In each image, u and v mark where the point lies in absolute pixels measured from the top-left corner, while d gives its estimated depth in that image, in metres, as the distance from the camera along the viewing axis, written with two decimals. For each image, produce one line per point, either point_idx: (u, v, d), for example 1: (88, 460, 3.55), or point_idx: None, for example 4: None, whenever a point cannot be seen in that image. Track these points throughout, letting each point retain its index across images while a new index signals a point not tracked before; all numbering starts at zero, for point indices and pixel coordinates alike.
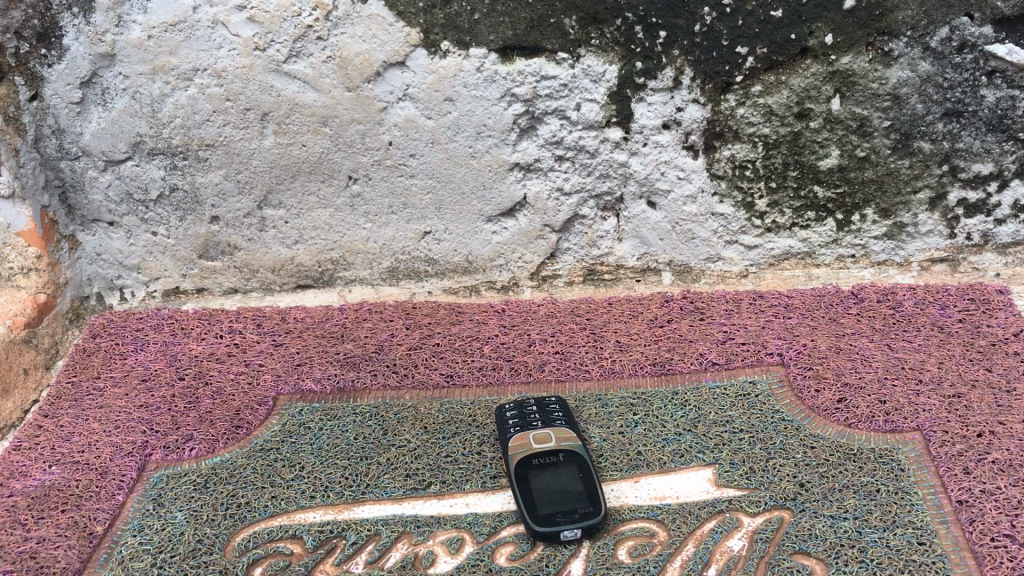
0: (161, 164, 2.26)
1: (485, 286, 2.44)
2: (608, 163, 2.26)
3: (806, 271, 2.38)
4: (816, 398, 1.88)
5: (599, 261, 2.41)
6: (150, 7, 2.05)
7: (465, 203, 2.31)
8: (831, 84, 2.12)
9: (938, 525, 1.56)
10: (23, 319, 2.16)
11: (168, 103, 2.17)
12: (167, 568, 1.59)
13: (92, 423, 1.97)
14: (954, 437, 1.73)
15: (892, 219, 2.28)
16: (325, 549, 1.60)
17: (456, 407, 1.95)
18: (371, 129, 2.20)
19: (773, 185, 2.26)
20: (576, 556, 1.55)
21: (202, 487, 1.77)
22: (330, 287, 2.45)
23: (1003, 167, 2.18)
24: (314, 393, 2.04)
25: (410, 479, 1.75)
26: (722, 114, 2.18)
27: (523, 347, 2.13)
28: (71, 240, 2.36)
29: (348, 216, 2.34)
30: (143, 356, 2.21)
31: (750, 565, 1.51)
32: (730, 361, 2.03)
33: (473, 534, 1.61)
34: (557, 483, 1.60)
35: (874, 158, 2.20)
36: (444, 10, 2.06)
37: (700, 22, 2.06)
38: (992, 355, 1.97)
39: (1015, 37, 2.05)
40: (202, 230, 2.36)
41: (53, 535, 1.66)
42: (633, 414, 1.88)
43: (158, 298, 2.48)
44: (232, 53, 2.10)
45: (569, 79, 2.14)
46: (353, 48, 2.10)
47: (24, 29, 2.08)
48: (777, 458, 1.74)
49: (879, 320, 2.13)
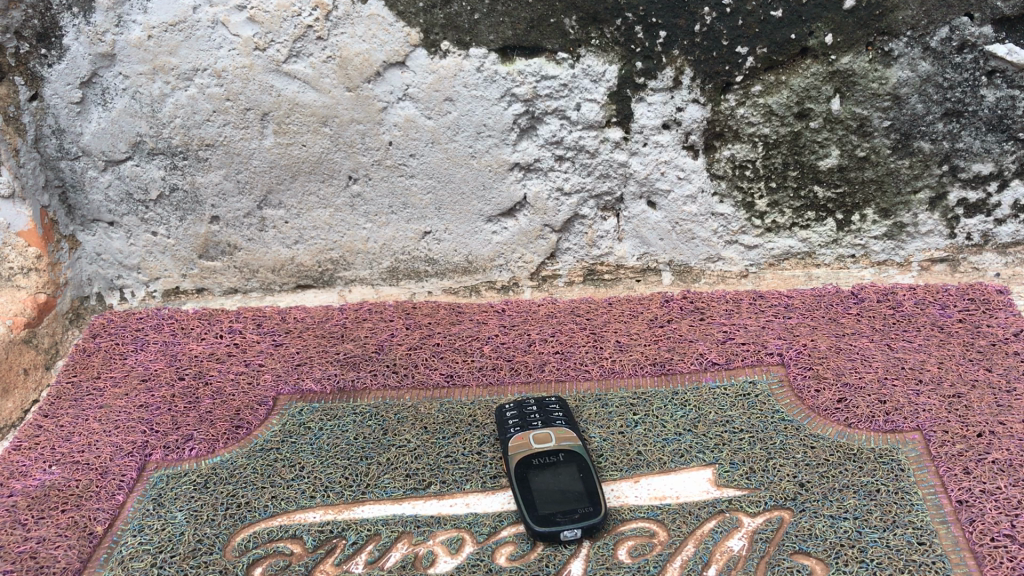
0: (161, 164, 2.26)
1: (485, 286, 2.44)
2: (608, 163, 2.26)
3: (806, 271, 2.38)
4: (816, 398, 1.88)
5: (599, 261, 2.41)
6: (150, 7, 2.05)
7: (465, 203, 2.31)
8: (831, 84, 2.12)
9: (938, 525, 1.56)
10: (23, 319, 2.16)
11: (168, 103, 2.17)
12: (167, 568, 1.59)
13: (92, 424, 1.97)
14: (954, 437, 1.73)
15: (892, 219, 2.28)
16: (325, 549, 1.60)
17: (456, 407, 1.95)
18: (371, 129, 2.20)
19: (773, 185, 2.26)
20: (576, 556, 1.55)
21: (202, 487, 1.77)
22: (330, 287, 2.45)
23: (1004, 167, 2.18)
24: (314, 393, 2.04)
25: (410, 479, 1.75)
26: (722, 114, 2.18)
27: (523, 347, 2.13)
28: (71, 240, 2.36)
29: (348, 216, 2.34)
30: (144, 356, 2.21)
31: (750, 565, 1.51)
32: (730, 361, 2.03)
33: (473, 534, 1.61)
34: (557, 483, 1.60)
35: (874, 158, 2.20)
36: (444, 10, 2.06)
37: (700, 22, 2.06)
38: (992, 355, 1.97)
39: (1015, 37, 2.05)
40: (202, 230, 2.36)
41: (54, 535, 1.66)
42: (633, 414, 1.88)
43: (158, 298, 2.48)
44: (232, 53, 2.10)
45: (569, 79, 2.14)
46: (353, 48, 2.10)
47: (24, 30, 2.08)
48: (777, 458, 1.74)
49: (879, 320, 2.13)
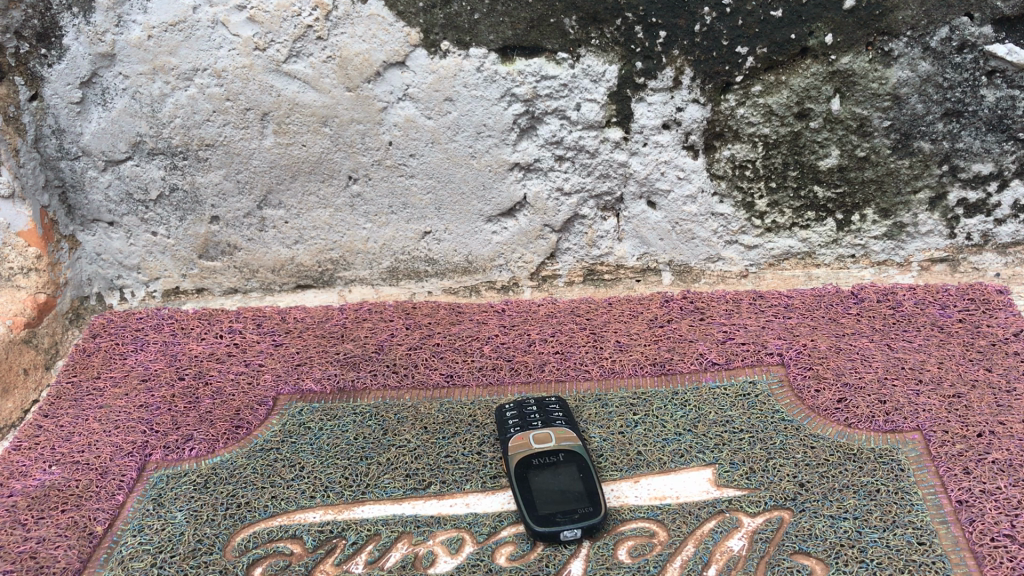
0: (161, 164, 2.26)
1: (485, 286, 2.44)
2: (608, 163, 2.26)
3: (806, 271, 2.38)
4: (816, 398, 1.88)
5: (599, 261, 2.41)
6: (150, 7, 2.05)
7: (465, 202, 2.31)
8: (831, 84, 2.12)
9: (938, 525, 1.56)
10: (23, 319, 2.16)
11: (168, 103, 2.17)
12: (167, 568, 1.59)
13: (92, 424, 1.97)
14: (954, 437, 1.73)
15: (891, 219, 2.28)
16: (325, 549, 1.60)
17: (456, 407, 1.95)
18: (371, 129, 2.20)
19: (773, 184, 2.26)
20: (576, 556, 1.55)
21: (203, 487, 1.77)
22: (329, 287, 2.45)
23: (1003, 167, 2.18)
24: (314, 393, 2.04)
25: (410, 479, 1.75)
26: (722, 114, 2.18)
27: (523, 347, 2.13)
28: (71, 240, 2.36)
29: (348, 216, 2.34)
30: (144, 356, 2.21)
31: (750, 565, 1.51)
32: (730, 361, 2.03)
33: (473, 534, 1.61)
34: (557, 483, 1.60)
35: (874, 158, 2.20)
36: (444, 10, 2.06)
37: (700, 22, 2.06)
38: (992, 355, 1.97)
39: (1015, 37, 2.05)
40: (202, 230, 2.36)
41: (54, 535, 1.66)
42: (633, 414, 1.88)
43: (158, 298, 2.48)
44: (232, 53, 2.10)
45: (569, 79, 2.14)
46: (353, 48, 2.10)
47: (24, 29, 2.08)
48: (777, 458, 1.74)
49: (879, 321, 2.13)
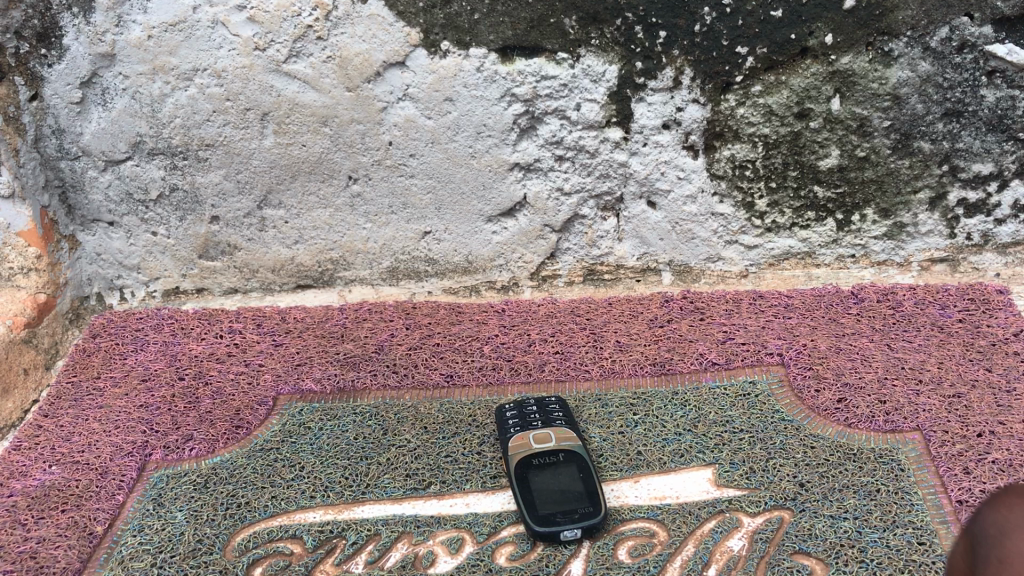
0: (161, 163, 2.26)
1: (485, 286, 2.44)
2: (608, 163, 2.26)
3: (806, 271, 2.38)
4: (816, 398, 1.88)
5: (599, 261, 2.41)
6: (150, 7, 2.05)
7: (465, 202, 2.31)
8: (831, 84, 2.12)
9: (938, 525, 1.56)
10: (23, 319, 2.17)
11: (168, 103, 2.17)
12: (167, 568, 1.59)
13: (92, 424, 1.97)
14: (954, 437, 1.73)
15: (891, 219, 2.28)
16: (325, 549, 1.60)
17: (456, 407, 1.95)
18: (371, 129, 2.20)
19: (773, 184, 2.26)
20: (576, 556, 1.55)
21: (203, 487, 1.77)
22: (329, 287, 2.45)
23: (1003, 167, 2.18)
24: (314, 393, 2.04)
25: (410, 479, 1.75)
26: (722, 114, 2.18)
27: (523, 347, 2.13)
28: (71, 240, 2.36)
29: (348, 216, 2.34)
30: (144, 356, 2.21)
31: (750, 565, 1.51)
32: (730, 361, 2.03)
33: (473, 534, 1.61)
34: (558, 483, 1.60)
35: (874, 158, 2.20)
36: (444, 10, 2.06)
37: (699, 22, 2.06)
38: (993, 356, 1.97)
39: (1015, 37, 2.05)
40: (202, 230, 2.36)
41: (54, 535, 1.66)
42: (633, 415, 1.88)
43: (158, 298, 2.48)
44: (232, 53, 2.10)
45: (569, 79, 2.14)
46: (353, 48, 2.10)
47: (24, 30, 2.08)
48: (777, 459, 1.74)
49: (879, 321, 2.13)
